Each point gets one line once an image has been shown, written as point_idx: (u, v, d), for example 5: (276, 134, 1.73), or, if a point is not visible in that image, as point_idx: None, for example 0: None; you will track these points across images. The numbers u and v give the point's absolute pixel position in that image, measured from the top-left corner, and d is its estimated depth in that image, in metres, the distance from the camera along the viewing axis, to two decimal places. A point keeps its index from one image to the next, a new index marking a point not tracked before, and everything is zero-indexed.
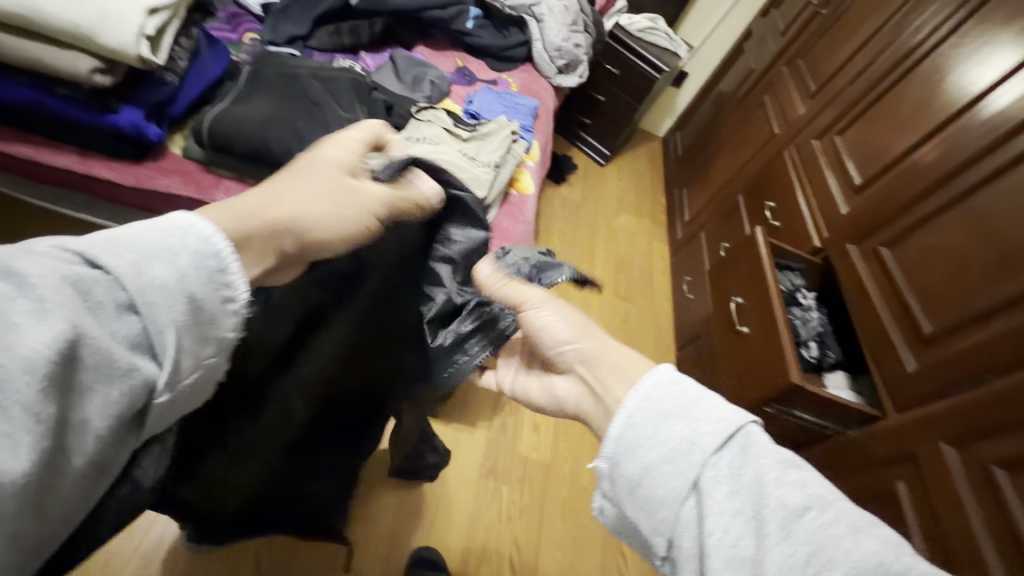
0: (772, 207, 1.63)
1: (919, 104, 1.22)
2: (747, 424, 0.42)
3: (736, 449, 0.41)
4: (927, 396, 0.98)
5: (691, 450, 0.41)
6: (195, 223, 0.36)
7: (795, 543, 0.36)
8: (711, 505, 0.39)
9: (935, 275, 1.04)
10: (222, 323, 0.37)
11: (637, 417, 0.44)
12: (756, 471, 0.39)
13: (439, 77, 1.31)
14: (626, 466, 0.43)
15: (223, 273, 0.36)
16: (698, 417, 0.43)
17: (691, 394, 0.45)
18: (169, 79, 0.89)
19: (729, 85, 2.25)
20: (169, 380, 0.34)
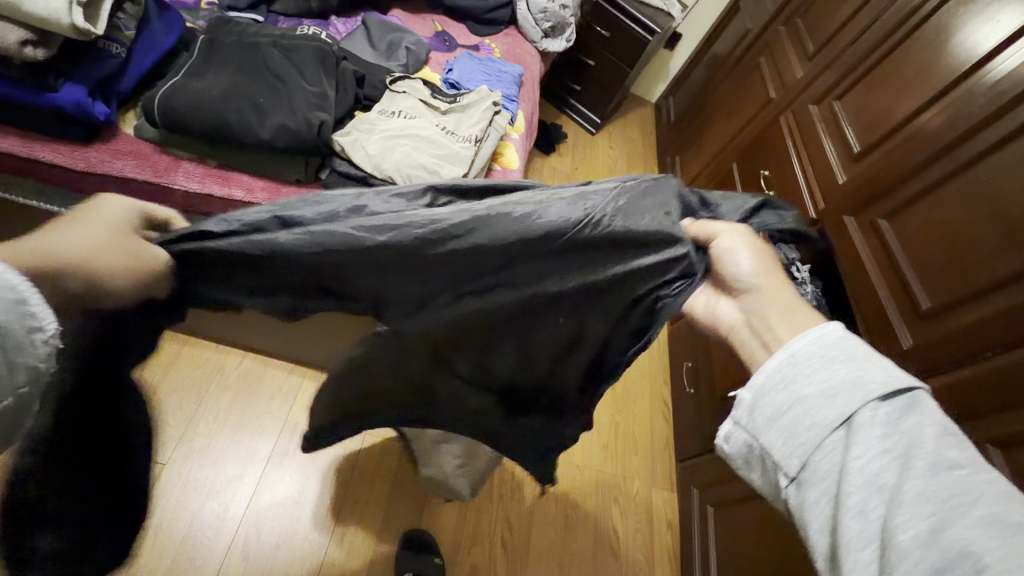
0: (767, 176, 1.58)
1: (923, 66, 1.16)
2: (920, 389, 0.41)
3: (902, 404, 0.40)
4: (922, 373, 0.96)
5: (856, 390, 0.40)
6: None
7: (940, 484, 0.35)
8: (861, 439, 0.38)
9: (935, 250, 1.00)
10: (31, 352, 0.34)
11: (801, 356, 0.44)
12: (915, 424, 0.38)
13: (416, 43, 1.22)
14: (772, 396, 0.43)
15: (24, 304, 0.33)
16: (866, 364, 0.42)
17: (863, 347, 0.44)
18: (113, 51, 0.81)
19: (724, 46, 2.15)
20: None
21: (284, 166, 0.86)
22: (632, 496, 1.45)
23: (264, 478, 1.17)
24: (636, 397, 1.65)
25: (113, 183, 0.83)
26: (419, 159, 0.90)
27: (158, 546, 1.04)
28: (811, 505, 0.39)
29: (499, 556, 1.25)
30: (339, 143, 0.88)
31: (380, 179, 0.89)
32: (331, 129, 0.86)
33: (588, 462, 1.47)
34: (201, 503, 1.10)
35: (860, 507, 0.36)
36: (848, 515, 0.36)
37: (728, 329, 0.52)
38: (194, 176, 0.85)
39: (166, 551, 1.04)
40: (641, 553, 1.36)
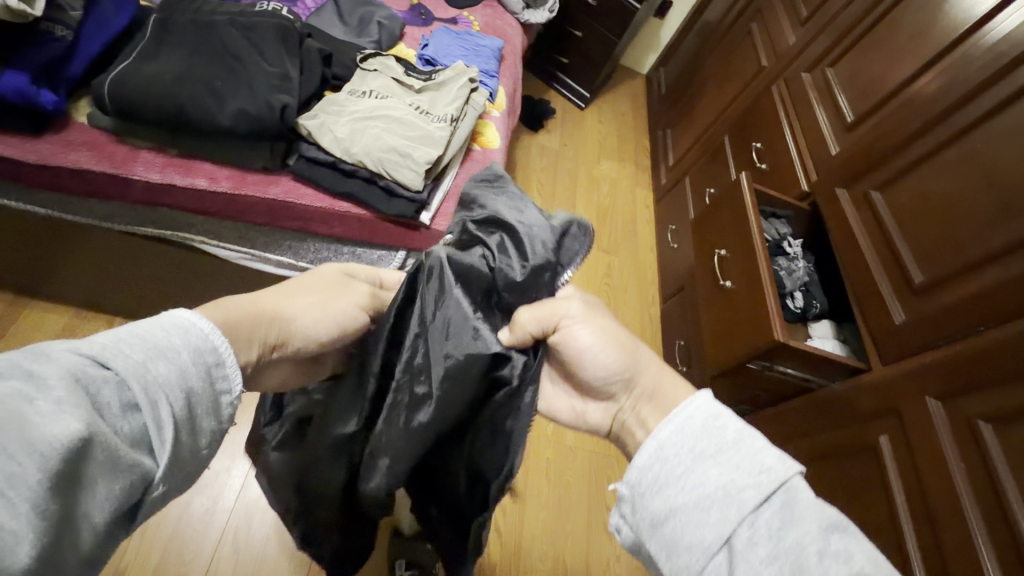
0: (758, 148, 1.53)
1: (918, 29, 1.11)
2: (792, 482, 0.42)
3: (778, 505, 0.41)
4: (913, 349, 0.95)
5: (729, 501, 0.42)
6: (196, 322, 0.36)
7: None
8: (743, 565, 0.39)
9: (929, 221, 0.97)
10: (216, 414, 0.36)
11: (667, 450, 0.46)
12: (797, 537, 0.39)
13: (388, 17, 1.17)
14: (650, 501, 0.45)
15: (220, 367, 0.36)
16: (736, 463, 0.44)
17: (730, 434, 0.46)
18: (58, 33, 0.77)
19: (715, 13, 2.08)
20: (169, 469, 0.32)
21: (248, 154, 0.83)
22: None
23: (253, 470, 1.15)
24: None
25: (69, 176, 0.80)
26: (391, 141, 0.85)
27: (146, 542, 1.03)
28: None
29: (493, 540, 1.25)
30: (305, 126, 0.83)
31: (350, 163, 0.85)
32: (295, 112, 0.82)
33: (581, 443, 1.46)
34: (189, 497, 1.09)
35: None
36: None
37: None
38: (154, 166, 0.81)
39: (154, 546, 1.03)
40: None
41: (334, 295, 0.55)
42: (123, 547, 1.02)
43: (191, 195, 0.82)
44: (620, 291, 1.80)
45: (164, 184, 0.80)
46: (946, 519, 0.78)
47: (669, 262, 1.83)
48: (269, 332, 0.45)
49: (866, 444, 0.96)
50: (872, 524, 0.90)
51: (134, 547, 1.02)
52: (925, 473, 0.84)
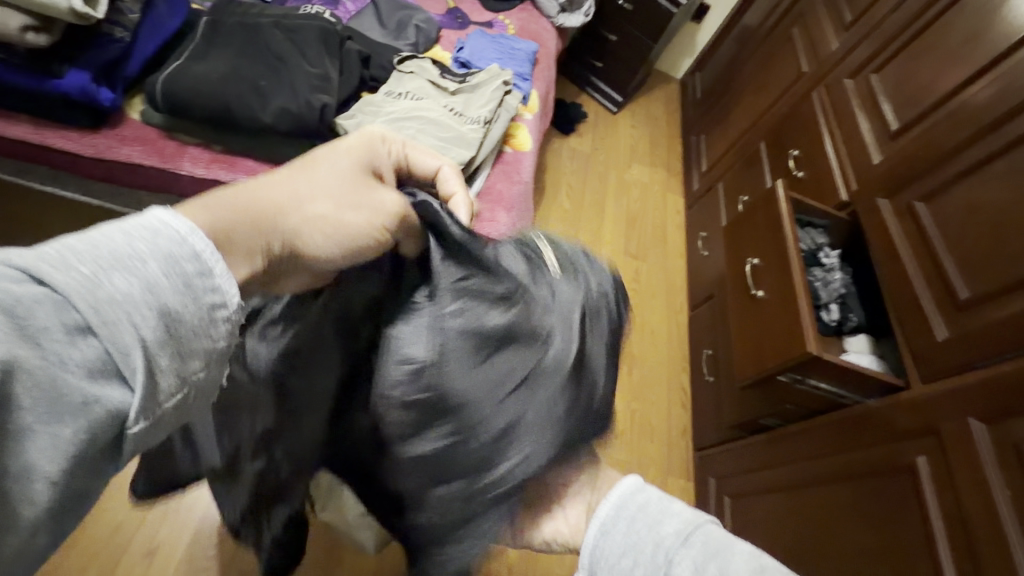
0: (796, 155, 1.50)
1: (972, 34, 1.07)
2: (707, 523, 0.47)
3: (699, 544, 0.45)
4: (955, 367, 0.91)
5: (659, 542, 0.46)
6: (171, 220, 0.31)
7: None
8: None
9: (976, 234, 0.93)
10: (211, 332, 0.31)
11: (610, 520, 0.50)
12: (720, 564, 0.43)
13: (426, 20, 1.19)
14: (603, 563, 0.48)
15: (205, 277, 0.31)
16: (663, 517, 0.48)
17: (655, 499, 0.51)
18: (118, 35, 0.81)
19: (754, 18, 2.04)
20: (147, 397, 0.28)
21: (287, 152, 0.85)
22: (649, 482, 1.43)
23: None
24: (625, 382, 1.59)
25: (122, 168, 0.84)
26: (424, 142, 0.87)
27: (178, 522, 1.07)
28: None
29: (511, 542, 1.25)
30: (343, 127, 0.86)
31: None
32: (334, 111, 0.84)
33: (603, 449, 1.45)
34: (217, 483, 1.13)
35: None
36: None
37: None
38: (200, 162, 0.84)
39: (185, 528, 1.07)
40: None
41: (319, 184, 0.42)
42: (157, 528, 1.06)
43: None
44: (647, 297, 1.78)
45: (208, 179, 0.84)
46: (988, 549, 0.75)
47: (698, 269, 1.80)
48: (269, 247, 0.38)
49: (901, 465, 0.92)
50: (903, 550, 0.87)
51: (168, 526, 1.07)
52: (966, 497, 0.80)
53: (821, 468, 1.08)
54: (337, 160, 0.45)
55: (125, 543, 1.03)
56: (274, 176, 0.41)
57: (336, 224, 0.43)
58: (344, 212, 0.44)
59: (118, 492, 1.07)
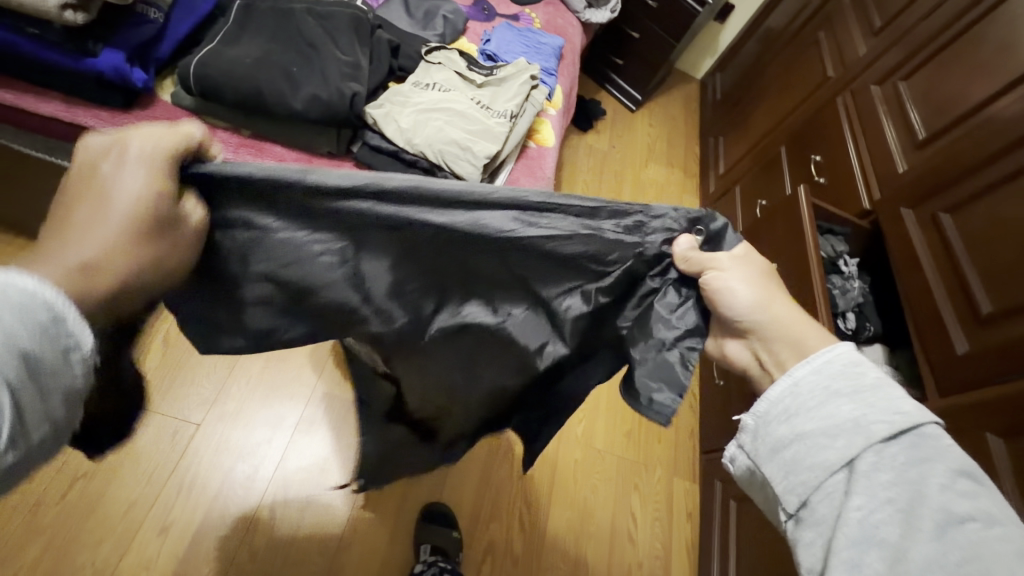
0: (817, 161, 1.48)
1: (1004, 45, 1.06)
2: (932, 426, 0.45)
3: (907, 445, 0.44)
4: (974, 381, 0.90)
5: (857, 431, 0.45)
6: (19, 279, 0.34)
7: (947, 546, 0.40)
8: (862, 487, 0.43)
9: (1001, 249, 0.92)
10: (69, 373, 0.36)
11: (803, 386, 0.48)
12: (922, 472, 0.43)
13: (453, 12, 1.18)
14: (775, 428, 0.49)
15: (58, 324, 0.35)
16: (872, 402, 0.46)
17: (869, 377, 0.48)
18: (152, 16, 0.83)
19: (779, 19, 2.02)
20: (17, 423, 0.33)
21: (315, 139, 0.86)
22: (654, 482, 1.43)
23: (292, 444, 1.19)
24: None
25: None
26: (452, 134, 0.87)
27: (190, 502, 1.08)
28: (807, 542, 0.45)
29: (517, 535, 1.26)
30: (371, 115, 0.86)
31: (412, 154, 0.87)
32: (363, 100, 0.85)
33: (610, 447, 1.44)
34: (227, 465, 1.13)
35: (853, 560, 0.41)
36: (840, 566, 0.41)
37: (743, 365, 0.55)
38: (228, 146, 0.85)
39: (195, 508, 1.08)
40: (659, 543, 1.35)
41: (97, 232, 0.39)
42: (172, 503, 1.07)
43: None
44: None
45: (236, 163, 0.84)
46: None
47: None
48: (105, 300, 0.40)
49: None
50: None
51: (180, 505, 1.08)
52: None
53: None
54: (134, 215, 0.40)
55: (135, 521, 1.04)
56: (83, 251, 0.38)
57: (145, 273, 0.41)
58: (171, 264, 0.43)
59: (134, 468, 1.08)
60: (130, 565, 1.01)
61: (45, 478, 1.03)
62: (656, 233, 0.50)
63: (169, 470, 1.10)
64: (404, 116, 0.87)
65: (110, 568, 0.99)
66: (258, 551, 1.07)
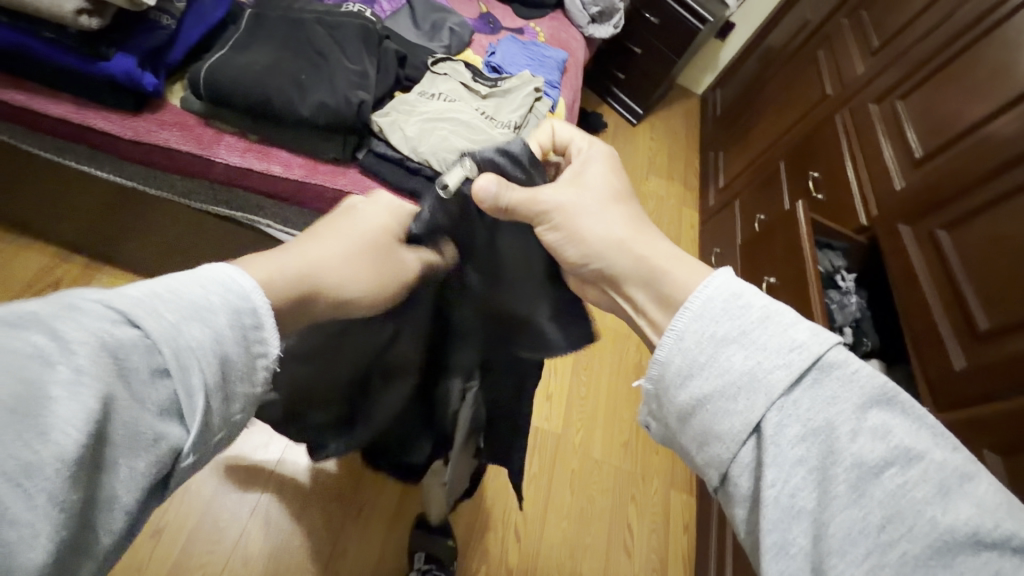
0: (816, 177, 1.50)
1: (1000, 67, 1.08)
2: (829, 357, 0.36)
3: (809, 385, 0.36)
4: (972, 397, 0.91)
5: (754, 387, 0.36)
6: (238, 278, 0.36)
7: (868, 506, 0.33)
8: (773, 457, 0.35)
9: (999, 266, 0.93)
10: (251, 377, 0.35)
11: (691, 342, 0.39)
12: (829, 418, 0.35)
13: (460, 24, 1.21)
14: (677, 398, 0.39)
15: (258, 330, 0.35)
16: (762, 345, 0.37)
17: (755, 312, 0.39)
18: (164, 22, 0.85)
19: (779, 38, 2.05)
20: (199, 440, 0.31)
21: (321, 146, 0.87)
22: (650, 496, 1.42)
23: (289, 448, 1.19)
24: (605, 356, 1.62)
25: (158, 152, 0.85)
26: (457, 143, 0.88)
27: (186, 505, 1.08)
28: (736, 520, 0.38)
29: (513, 545, 1.25)
30: (377, 123, 0.88)
31: (417, 162, 0.88)
32: (370, 109, 0.86)
33: (608, 459, 1.44)
34: (225, 468, 1.13)
35: (781, 542, 0.34)
36: (769, 557, 0.34)
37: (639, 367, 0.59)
38: (235, 150, 0.86)
39: (191, 511, 1.08)
40: (655, 556, 1.34)
41: (351, 250, 0.50)
42: (167, 507, 1.07)
43: (266, 180, 0.86)
44: None
45: (243, 167, 0.85)
46: None
47: None
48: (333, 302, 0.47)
49: None
50: None
51: (175, 509, 1.07)
52: None
53: None
54: (381, 270, 0.52)
55: None
56: (298, 264, 0.43)
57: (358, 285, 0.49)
58: (377, 303, 0.53)
59: None
60: (122, 569, 0.99)
61: None
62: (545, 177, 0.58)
63: None
64: (410, 123, 0.89)
65: None
66: (252, 557, 1.06)
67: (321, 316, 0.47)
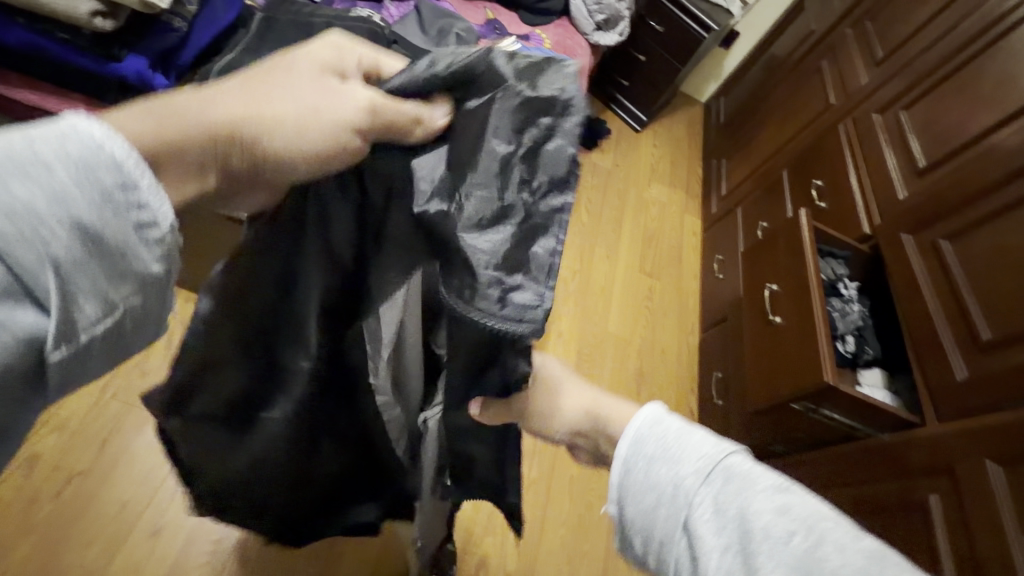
0: (819, 185, 1.50)
1: (1003, 79, 1.09)
2: (732, 456, 0.41)
3: (722, 481, 0.40)
4: (974, 407, 0.91)
5: (677, 493, 0.40)
6: (95, 129, 0.30)
7: (784, 572, 0.35)
8: (704, 549, 0.37)
9: (1002, 277, 0.93)
10: (139, 251, 0.32)
11: (628, 463, 0.43)
12: (741, 505, 0.38)
13: (467, 30, 1.22)
14: (626, 510, 0.43)
15: (129, 190, 0.31)
16: (679, 455, 0.42)
17: (674, 430, 0.44)
18: (176, 25, 0.85)
19: (783, 47, 2.07)
20: (66, 323, 0.30)
21: None
22: None
23: None
24: (605, 361, 1.61)
25: None
26: None
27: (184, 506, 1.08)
28: None
29: (511, 551, 1.25)
30: None
31: None
32: None
33: None
34: None
35: None
36: None
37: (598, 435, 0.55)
38: None
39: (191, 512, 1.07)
40: None
41: (276, 86, 0.39)
42: (165, 508, 1.06)
43: None
44: (659, 316, 1.79)
45: None
46: None
47: (712, 292, 1.80)
48: (229, 156, 0.37)
49: (912, 502, 0.93)
50: None
51: (174, 509, 1.07)
52: (980, 538, 0.80)
53: (841, 498, 1.06)
54: (319, 125, 0.40)
55: (127, 523, 1.03)
56: (191, 113, 0.36)
57: (293, 130, 0.39)
58: (331, 163, 0.42)
59: (130, 469, 1.08)
60: (120, 567, 1.00)
61: (40, 476, 1.03)
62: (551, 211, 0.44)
63: (166, 472, 1.10)
64: None
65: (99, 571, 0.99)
66: (249, 557, 1.07)
67: (235, 178, 0.39)
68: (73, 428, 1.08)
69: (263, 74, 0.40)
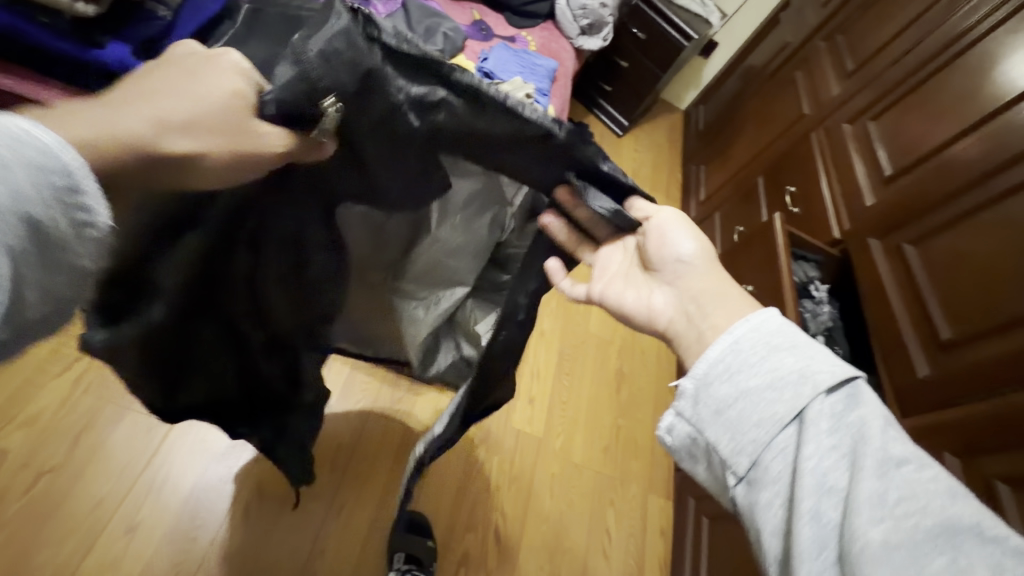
0: (793, 192, 1.56)
1: (963, 93, 1.15)
2: (859, 379, 0.46)
3: (844, 395, 0.45)
4: (935, 404, 0.95)
5: (803, 382, 0.46)
6: None
7: (889, 484, 0.39)
8: (811, 435, 0.43)
9: (961, 280, 0.98)
10: None
11: (744, 345, 0.49)
12: (860, 416, 0.43)
13: (453, 30, 1.23)
14: (720, 388, 0.48)
15: None
16: (811, 356, 0.47)
17: (804, 339, 0.49)
18: (160, 12, 0.86)
19: (760, 58, 2.13)
20: None
21: None
22: (628, 498, 1.44)
23: None
24: (587, 361, 1.64)
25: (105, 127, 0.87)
26: None
27: (159, 503, 1.05)
28: (762, 503, 0.44)
29: (492, 546, 1.26)
30: None
31: None
32: None
33: (588, 462, 1.46)
34: (203, 463, 1.11)
35: (814, 510, 0.41)
36: (803, 518, 0.40)
37: (667, 322, 0.60)
38: None
39: (167, 507, 1.06)
40: (632, 558, 1.36)
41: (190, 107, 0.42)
42: (139, 505, 1.04)
43: None
44: None
45: None
46: None
47: None
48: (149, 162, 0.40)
49: None
50: None
51: (149, 504, 1.05)
52: None
53: None
54: (239, 144, 0.44)
55: (100, 521, 1.01)
56: (108, 123, 0.38)
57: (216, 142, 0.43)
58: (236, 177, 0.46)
59: (104, 465, 1.05)
60: (93, 565, 0.97)
61: (10, 471, 1.00)
62: (418, 87, 0.50)
63: (141, 467, 1.07)
64: None
65: (72, 569, 0.96)
66: (227, 554, 1.05)
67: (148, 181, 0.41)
68: (45, 423, 1.05)
69: (156, 90, 0.42)
